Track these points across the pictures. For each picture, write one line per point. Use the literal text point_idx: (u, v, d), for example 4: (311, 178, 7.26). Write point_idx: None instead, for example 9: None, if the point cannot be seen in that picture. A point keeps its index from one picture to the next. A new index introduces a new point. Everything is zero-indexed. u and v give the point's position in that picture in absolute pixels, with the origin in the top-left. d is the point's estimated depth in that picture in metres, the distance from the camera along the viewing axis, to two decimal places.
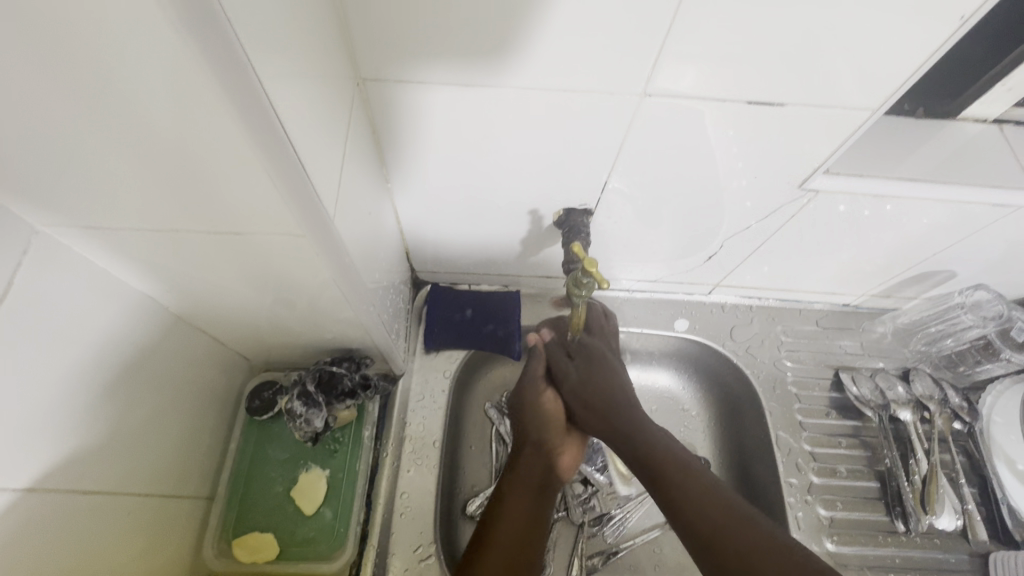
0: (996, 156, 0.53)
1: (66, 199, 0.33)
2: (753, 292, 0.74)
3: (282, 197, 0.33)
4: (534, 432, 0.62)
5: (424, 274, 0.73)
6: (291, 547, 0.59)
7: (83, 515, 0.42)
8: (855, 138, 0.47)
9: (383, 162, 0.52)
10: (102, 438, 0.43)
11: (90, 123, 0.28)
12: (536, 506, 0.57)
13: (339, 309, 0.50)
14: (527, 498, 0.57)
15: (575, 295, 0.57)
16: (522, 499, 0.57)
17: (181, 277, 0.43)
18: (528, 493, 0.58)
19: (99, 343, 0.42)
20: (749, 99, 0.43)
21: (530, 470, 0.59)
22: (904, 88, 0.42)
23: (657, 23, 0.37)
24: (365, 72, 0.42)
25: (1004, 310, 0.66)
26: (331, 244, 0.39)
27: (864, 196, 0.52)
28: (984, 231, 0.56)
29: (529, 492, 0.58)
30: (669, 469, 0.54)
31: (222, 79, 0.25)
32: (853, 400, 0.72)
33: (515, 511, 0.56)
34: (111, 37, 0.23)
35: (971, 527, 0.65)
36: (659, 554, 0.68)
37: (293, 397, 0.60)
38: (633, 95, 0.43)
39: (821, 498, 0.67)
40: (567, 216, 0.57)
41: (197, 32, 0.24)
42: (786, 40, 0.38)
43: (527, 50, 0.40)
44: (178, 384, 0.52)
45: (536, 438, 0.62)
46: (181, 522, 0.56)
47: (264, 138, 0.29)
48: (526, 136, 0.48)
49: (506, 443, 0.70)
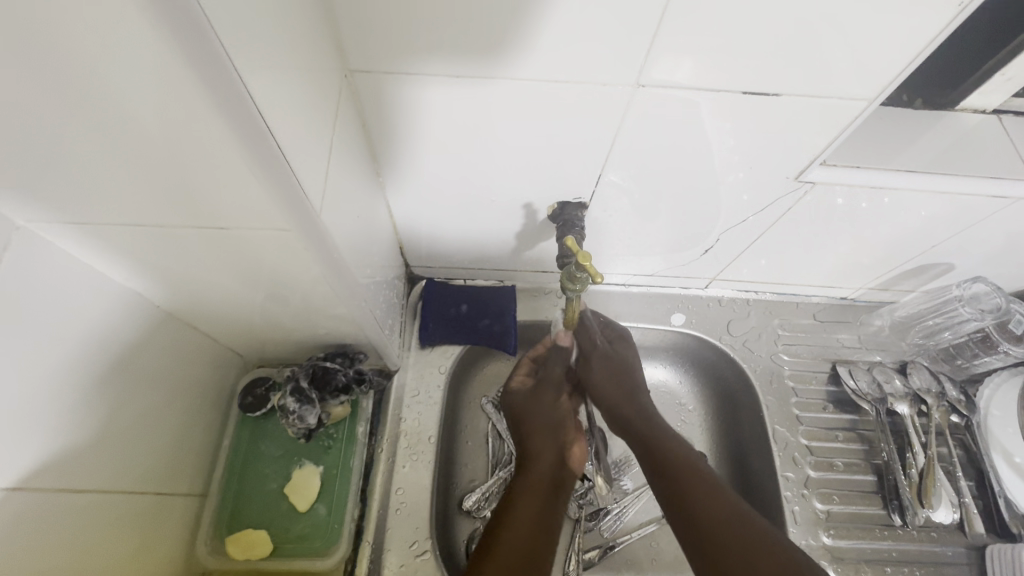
0: (995, 146, 0.52)
1: (47, 196, 0.33)
2: (750, 286, 0.73)
3: (269, 194, 0.32)
4: (547, 434, 0.63)
5: (419, 269, 0.73)
6: (285, 544, 0.59)
7: (74, 514, 0.42)
8: (852, 129, 0.47)
9: (376, 156, 0.52)
10: (93, 436, 0.43)
11: (66, 118, 0.27)
12: (550, 509, 0.56)
13: (332, 305, 0.49)
14: (540, 498, 0.56)
15: (570, 289, 0.56)
16: (533, 499, 0.56)
17: (169, 273, 0.43)
18: (539, 494, 0.56)
19: (85, 340, 0.41)
20: (744, 89, 0.42)
21: (541, 474, 0.58)
22: (902, 77, 0.41)
23: (650, 14, 0.37)
24: (352, 63, 0.41)
25: (1003, 303, 0.64)
26: (320, 239, 0.39)
27: (861, 189, 0.52)
28: (982, 224, 0.56)
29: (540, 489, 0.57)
30: (680, 479, 0.55)
31: (201, 75, 0.25)
32: (850, 393, 0.71)
33: (526, 513, 0.54)
34: (85, 31, 0.23)
35: (968, 520, 0.65)
36: (655, 549, 0.68)
37: (287, 394, 0.59)
38: (626, 86, 0.42)
39: (817, 492, 0.66)
40: (561, 209, 0.56)
41: (175, 27, 0.23)
42: (782, 29, 0.37)
43: (519, 41, 0.39)
44: (169, 382, 0.52)
45: (544, 440, 0.62)
46: (175, 519, 0.55)
47: (249, 138, 0.29)
48: (519, 128, 0.47)
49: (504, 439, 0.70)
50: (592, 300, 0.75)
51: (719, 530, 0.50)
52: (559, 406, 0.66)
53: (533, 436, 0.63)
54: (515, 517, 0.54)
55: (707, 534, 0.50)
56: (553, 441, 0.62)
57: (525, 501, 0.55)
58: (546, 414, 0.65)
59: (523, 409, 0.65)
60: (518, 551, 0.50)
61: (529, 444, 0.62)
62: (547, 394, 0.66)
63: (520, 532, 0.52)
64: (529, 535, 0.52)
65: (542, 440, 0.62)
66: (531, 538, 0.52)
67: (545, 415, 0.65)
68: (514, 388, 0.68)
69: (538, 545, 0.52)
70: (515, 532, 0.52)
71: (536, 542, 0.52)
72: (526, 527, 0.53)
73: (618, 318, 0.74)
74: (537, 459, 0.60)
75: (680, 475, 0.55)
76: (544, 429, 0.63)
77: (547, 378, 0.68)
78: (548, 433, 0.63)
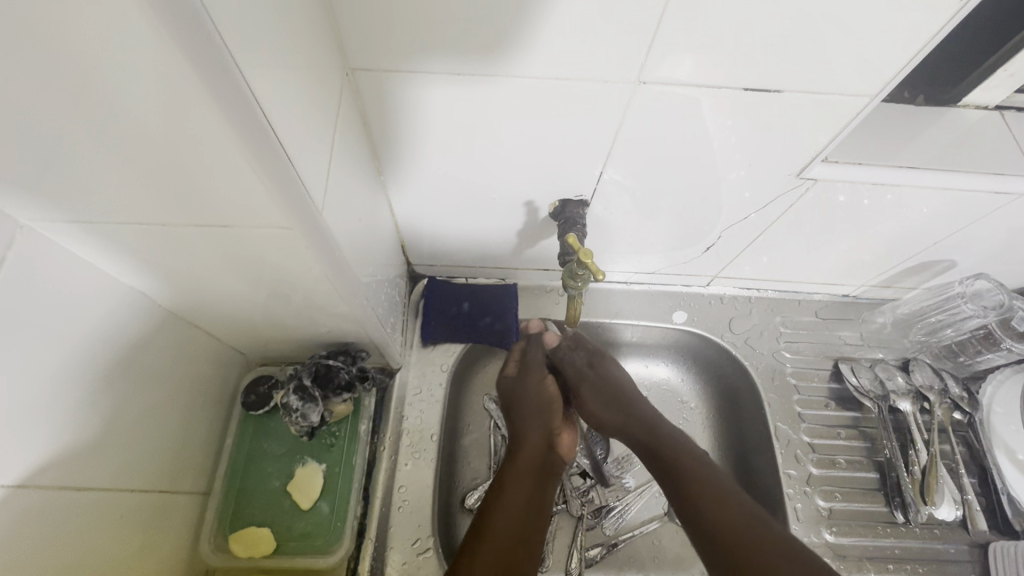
0: (997, 142, 0.52)
1: (49, 195, 0.33)
2: (752, 283, 0.73)
3: (270, 192, 0.33)
4: (535, 421, 0.65)
5: (420, 268, 0.73)
6: (288, 542, 0.59)
7: (78, 512, 0.42)
8: (854, 125, 0.47)
9: (377, 155, 0.52)
10: (96, 434, 0.43)
11: (69, 117, 0.27)
12: (537, 496, 0.59)
13: (335, 304, 0.49)
14: (526, 487, 0.59)
15: (571, 286, 0.56)
16: (522, 488, 0.59)
17: (171, 271, 0.43)
18: (528, 483, 0.60)
19: (88, 340, 0.42)
20: (746, 86, 0.42)
21: (529, 463, 0.61)
22: (904, 72, 0.41)
23: (650, 12, 0.37)
24: (353, 62, 0.42)
25: (1006, 300, 0.64)
26: (320, 237, 0.39)
27: (863, 185, 0.52)
28: (985, 220, 0.56)
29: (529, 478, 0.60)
30: (693, 482, 0.55)
31: (202, 75, 0.25)
32: (852, 390, 0.71)
33: (514, 499, 0.58)
34: (88, 29, 0.23)
35: (971, 518, 0.65)
36: (658, 546, 0.67)
37: (289, 392, 0.59)
38: (628, 83, 0.42)
39: (820, 490, 0.66)
40: (563, 208, 0.57)
41: (177, 25, 0.23)
42: (783, 25, 0.37)
43: (520, 39, 0.39)
44: (172, 380, 0.52)
45: (533, 427, 0.64)
46: (179, 517, 0.56)
47: (249, 135, 0.29)
48: (520, 127, 0.47)
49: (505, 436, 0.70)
50: (593, 298, 0.75)
51: (730, 534, 0.51)
52: (546, 390, 0.67)
53: (522, 424, 0.65)
54: (502, 505, 0.57)
55: (715, 537, 0.51)
56: (541, 428, 0.65)
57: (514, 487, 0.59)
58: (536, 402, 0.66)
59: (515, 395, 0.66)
60: (506, 537, 0.54)
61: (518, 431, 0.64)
62: (536, 378, 0.67)
63: (508, 518, 0.56)
64: (517, 519, 0.56)
65: (530, 425, 0.64)
66: (518, 526, 0.56)
67: (534, 402, 0.66)
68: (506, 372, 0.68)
69: (525, 528, 0.56)
70: (500, 517, 0.56)
71: (523, 526, 0.56)
72: (514, 514, 0.56)
73: (620, 316, 0.74)
74: (525, 448, 0.62)
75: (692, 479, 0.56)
76: (533, 416, 0.65)
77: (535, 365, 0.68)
78: (537, 420, 0.65)
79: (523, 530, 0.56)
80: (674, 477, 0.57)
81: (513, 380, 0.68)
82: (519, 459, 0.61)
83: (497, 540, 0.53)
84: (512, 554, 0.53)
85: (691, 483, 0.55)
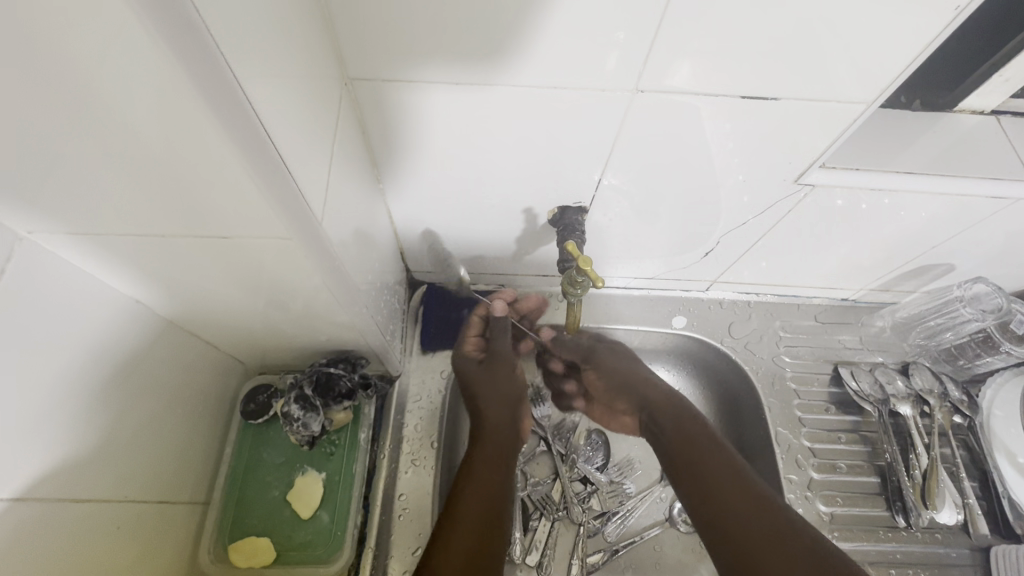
0: (994, 148, 0.52)
1: (44, 203, 0.32)
2: (750, 288, 0.74)
3: (266, 198, 0.32)
4: (504, 403, 0.66)
5: (419, 275, 0.73)
6: (288, 552, 0.59)
7: (73, 523, 0.41)
8: (852, 131, 0.47)
9: (376, 164, 0.52)
10: (97, 443, 0.43)
11: (70, 132, 0.27)
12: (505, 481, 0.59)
13: (334, 312, 0.49)
14: (498, 474, 0.59)
15: (570, 293, 0.57)
16: (492, 475, 0.58)
17: (172, 284, 0.43)
18: (498, 469, 0.59)
19: (84, 351, 0.41)
20: (742, 93, 0.43)
21: (502, 438, 0.63)
22: (901, 79, 0.41)
23: (645, 24, 0.37)
24: (352, 72, 0.42)
25: (1004, 304, 0.64)
26: (318, 244, 0.39)
27: (861, 190, 0.52)
28: (982, 224, 0.56)
29: (500, 464, 0.60)
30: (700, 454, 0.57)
31: (203, 88, 0.25)
32: (852, 394, 0.71)
33: (486, 484, 0.57)
34: (79, 38, 0.23)
35: (972, 521, 0.64)
36: (658, 552, 0.67)
37: (290, 400, 0.59)
38: (626, 91, 0.43)
39: (821, 494, 0.66)
40: (561, 215, 0.57)
41: (168, 26, 0.23)
42: (778, 30, 0.37)
43: (517, 48, 0.39)
44: (171, 391, 0.52)
45: (496, 405, 0.66)
46: (177, 527, 0.55)
47: (245, 140, 0.28)
48: (519, 133, 0.47)
49: (540, 441, 0.72)
50: (592, 304, 0.75)
51: (758, 548, 0.49)
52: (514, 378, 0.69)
53: (489, 405, 0.65)
54: (476, 485, 0.57)
55: (722, 504, 0.53)
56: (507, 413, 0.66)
57: (484, 471, 0.58)
58: (503, 386, 0.68)
59: (477, 382, 0.68)
60: (479, 517, 0.54)
61: (484, 415, 0.65)
62: (501, 368, 0.69)
63: (477, 502, 0.55)
64: (487, 503, 0.56)
65: (495, 411, 0.65)
66: (493, 506, 0.56)
67: (505, 387, 0.68)
68: (465, 355, 0.70)
69: (495, 511, 0.56)
70: (471, 503, 0.55)
71: (494, 514, 0.55)
72: (487, 499, 0.56)
73: (619, 322, 0.74)
74: (492, 421, 0.64)
75: (721, 477, 0.55)
76: (503, 401, 0.66)
77: (499, 353, 0.71)
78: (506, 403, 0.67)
79: (498, 511, 0.56)
80: (698, 466, 0.57)
81: (476, 366, 0.69)
82: (488, 443, 0.61)
83: (471, 523, 0.53)
84: (488, 531, 0.54)
85: (701, 456, 0.57)
